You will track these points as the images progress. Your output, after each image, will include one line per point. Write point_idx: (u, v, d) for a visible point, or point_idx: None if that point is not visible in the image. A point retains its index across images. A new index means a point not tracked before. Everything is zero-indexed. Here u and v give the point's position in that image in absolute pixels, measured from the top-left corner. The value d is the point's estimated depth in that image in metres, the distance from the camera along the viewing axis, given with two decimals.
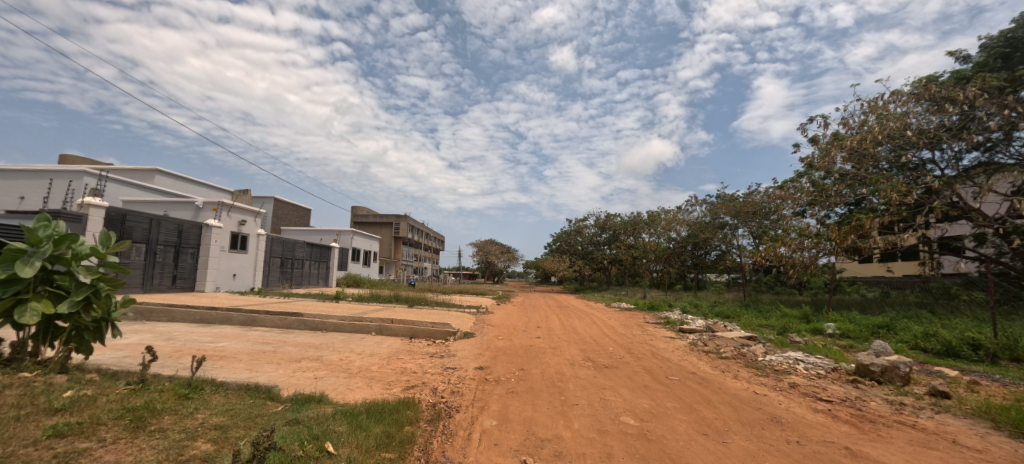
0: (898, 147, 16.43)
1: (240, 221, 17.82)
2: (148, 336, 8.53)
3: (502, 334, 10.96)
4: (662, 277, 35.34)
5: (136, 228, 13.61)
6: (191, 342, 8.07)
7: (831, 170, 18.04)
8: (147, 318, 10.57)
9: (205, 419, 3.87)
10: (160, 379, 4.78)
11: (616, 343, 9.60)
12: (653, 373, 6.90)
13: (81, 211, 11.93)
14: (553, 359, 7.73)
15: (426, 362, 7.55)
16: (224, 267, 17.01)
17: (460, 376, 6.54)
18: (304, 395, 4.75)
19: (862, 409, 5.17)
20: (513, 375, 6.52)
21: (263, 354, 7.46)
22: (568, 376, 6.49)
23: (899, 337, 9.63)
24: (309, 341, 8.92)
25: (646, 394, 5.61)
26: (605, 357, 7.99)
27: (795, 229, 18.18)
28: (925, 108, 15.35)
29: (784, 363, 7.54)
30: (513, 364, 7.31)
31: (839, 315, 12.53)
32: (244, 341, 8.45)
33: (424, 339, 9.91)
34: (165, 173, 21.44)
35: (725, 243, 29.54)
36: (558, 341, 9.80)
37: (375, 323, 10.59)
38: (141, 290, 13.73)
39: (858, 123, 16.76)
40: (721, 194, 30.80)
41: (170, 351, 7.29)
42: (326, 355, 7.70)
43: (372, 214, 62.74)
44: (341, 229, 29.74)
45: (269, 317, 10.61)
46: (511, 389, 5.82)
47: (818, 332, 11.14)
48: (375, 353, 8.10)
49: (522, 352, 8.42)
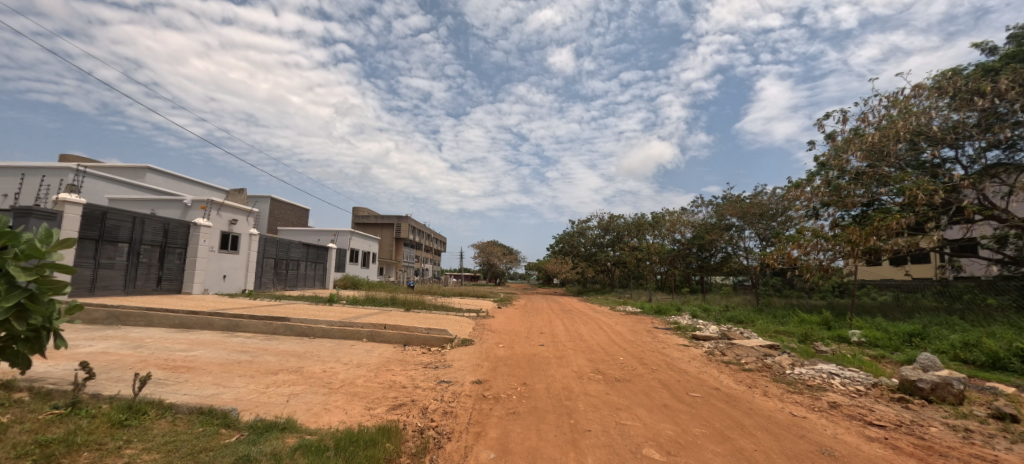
0: (919, 143, 15.66)
1: (231, 220, 17.14)
2: (115, 343, 7.79)
3: (502, 341, 10.19)
4: (667, 279, 34.49)
5: (117, 227, 12.88)
6: (159, 351, 7.32)
7: (846, 168, 17.27)
8: (123, 322, 9.87)
9: (133, 457, 3.12)
10: (97, 402, 4.05)
11: (626, 352, 8.84)
12: (671, 389, 6.13)
13: (56, 208, 11.15)
14: (559, 371, 6.97)
15: (417, 375, 6.80)
16: (214, 268, 16.31)
17: (454, 393, 5.77)
18: (266, 422, 3.99)
19: (926, 439, 4.40)
20: (514, 392, 5.75)
21: (237, 365, 6.71)
22: (576, 393, 5.71)
23: (936, 346, 8.82)
24: (292, 348, 8.18)
25: (667, 417, 4.84)
26: (616, 369, 7.22)
27: (810, 231, 17.40)
28: (950, 103, 14.65)
29: (817, 377, 6.75)
30: (514, 378, 6.53)
31: (864, 322, 11.72)
32: (220, 350, 7.71)
33: (418, 347, 9.20)
34: (157, 171, 20.78)
35: (731, 245, 28.75)
36: (563, 349, 9.02)
37: (367, 329, 9.88)
38: (123, 292, 13.02)
39: (878, 118, 16.03)
40: (728, 195, 30.09)
41: (133, 361, 6.54)
42: (308, 365, 6.97)
43: (373, 215, 62.25)
44: (338, 229, 29.12)
45: (254, 322, 9.89)
46: (512, 409, 5.05)
47: (842, 339, 10.38)
48: (363, 363, 7.37)
49: (524, 362, 7.66)
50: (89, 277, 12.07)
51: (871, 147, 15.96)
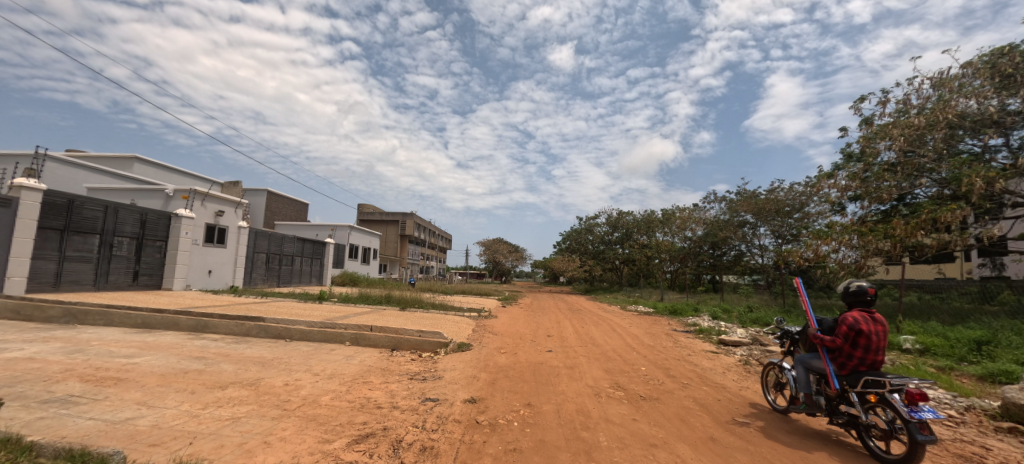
0: (970, 129, 14.16)
1: (217, 211, 16.01)
2: (54, 347, 6.68)
3: (505, 346, 8.98)
4: (677, 277, 33.21)
5: (87, 217, 11.78)
6: (96, 357, 6.19)
7: (879, 159, 15.81)
8: (80, 321, 8.80)
9: None
10: None
11: (649, 361, 7.57)
12: (713, 413, 4.88)
13: (12, 194, 10.06)
14: (570, 387, 5.76)
15: (399, 389, 5.63)
16: (197, 263, 15.24)
17: (440, 417, 4.56)
18: None
19: None
20: (516, 417, 4.52)
21: (181, 376, 5.54)
22: (595, 419, 4.46)
23: (1013, 356, 7.48)
24: (259, 354, 7.05)
25: (719, 459, 3.61)
26: (639, 384, 5.99)
27: (841, 226, 15.98)
28: (1006, 83, 13.22)
29: None
30: (516, 396, 5.30)
31: (915, 326, 10.33)
32: (172, 355, 6.58)
33: (408, 352, 8.07)
34: (144, 162, 19.85)
35: (744, 243, 27.23)
36: (574, 357, 7.77)
37: (351, 331, 8.74)
38: (93, 288, 11.98)
39: (921, 102, 14.62)
40: (742, 190, 28.64)
41: (56, 370, 5.40)
42: (269, 377, 5.80)
43: (377, 212, 61.46)
44: (336, 223, 28.26)
45: (225, 322, 8.79)
46: (512, 445, 3.82)
47: (893, 346, 9.06)
48: (337, 374, 6.21)
49: (529, 374, 6.41)
50: (54, 271, 11.00)
51: (916, 133, 14.37)
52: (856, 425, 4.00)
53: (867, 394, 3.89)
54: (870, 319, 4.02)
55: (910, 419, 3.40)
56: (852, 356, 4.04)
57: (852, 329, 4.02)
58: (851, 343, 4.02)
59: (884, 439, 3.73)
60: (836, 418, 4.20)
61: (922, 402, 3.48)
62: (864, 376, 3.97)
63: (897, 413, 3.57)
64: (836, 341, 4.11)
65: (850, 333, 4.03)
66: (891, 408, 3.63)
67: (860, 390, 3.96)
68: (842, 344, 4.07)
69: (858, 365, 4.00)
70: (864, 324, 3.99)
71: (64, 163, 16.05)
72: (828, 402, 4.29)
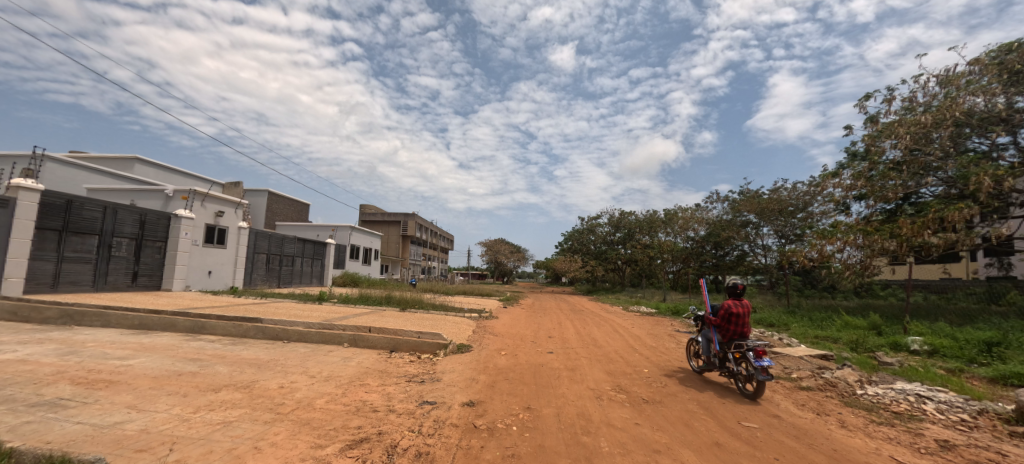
0: (976, 126, 13.96)
1: (216, 212, 15.95)
2: (48, 349, 6.60)
3: (505, 347, 8.86)
4: (680, 278, 33.00)
5: (86, 218, 11.74)
6: (89, 359, 6.09)
7: (884, 157, 15.62)
8: (77, 322, 8.72)
9: None
10: None
11: (651, 363, 7.43)
12: (718, 417, 4.75)
13: (9, 195, 10.00)
14: (571, 389, 5.64)
15: (396, 392, 5.51)
16: (196, 264, 15.17)
17: (436, 421, 4.44)
18: None
19: None
20: (514, 421, 4.40)
21: (174, 378, 5.44)
22: (596, 423, 4.34)
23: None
24: (255, 356, 6.95)
25: None
26: (642, 387, 5.86)
27: (846, 225, 15.79)
28: (1014, 80, 13.04)
29: (901, 402, 5.30)
30: (515, 399, 5.17)
31: (923, 327, 10.16)
32: (167, 357, 6.48)
33: (407, 353, 7.96)
34: (145, 162, 19.85)
35: (747, 243, 27.02)
36: (575, 359, 7.65)
37: (349, 332, 8.63)
38: (92, 289, 11.92)
39: (926, 99, 14.44)
40: (745, 190, 28.46)
41: (48, 373, 5.31)
42: (264, 380, 5.70)
43: (379, 212, 61.48)
44: (337, 224, 28.20)
45: (222, 323, 8.70)
46: (509, 451, 3.70)
47: (901, 348, 8.90)
48: (333, 376, 6.10)
49: (529, 377, 6.29)
50: (52, 272, 10.94)
51: (922, 131, 14.18)
52: (733, 375, 5.94)
53: (736, 352, 5.87)
54: (741, 304, 5.95)
55: (756, 367, 5.36)
56: (729, 328, 5.99)
57: (729, 311, 5.97)
58: (728, 320, 5.96)
59: (746, 381, 5.68)
60: (724, 371, 6.17)
61: (764, 356, 5.46)
62: (736, 342, 5.92)
63: (751, 364, 5.54)
64: (719, 320, 6.07)
65: (727, 314, 5.97)
66: (750, 361, 5.58)
67: (733, 351, 5.92)
68: (722, 321, 6.04)
69: (733, 335, 5.93)
70: (736, 308, 5.92)
71: (64, 163, 16.03)
72: (719, 360, 6.27)
